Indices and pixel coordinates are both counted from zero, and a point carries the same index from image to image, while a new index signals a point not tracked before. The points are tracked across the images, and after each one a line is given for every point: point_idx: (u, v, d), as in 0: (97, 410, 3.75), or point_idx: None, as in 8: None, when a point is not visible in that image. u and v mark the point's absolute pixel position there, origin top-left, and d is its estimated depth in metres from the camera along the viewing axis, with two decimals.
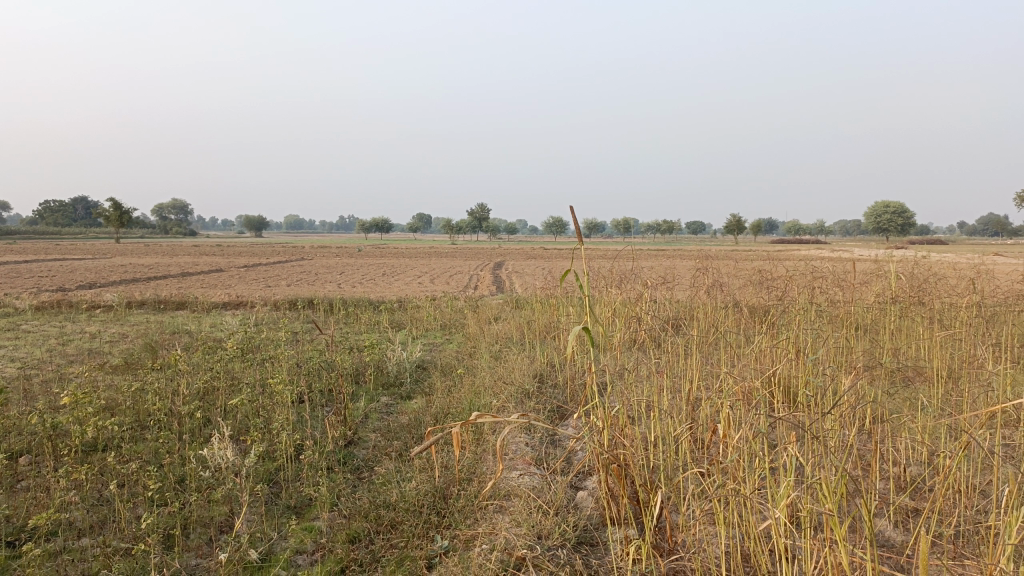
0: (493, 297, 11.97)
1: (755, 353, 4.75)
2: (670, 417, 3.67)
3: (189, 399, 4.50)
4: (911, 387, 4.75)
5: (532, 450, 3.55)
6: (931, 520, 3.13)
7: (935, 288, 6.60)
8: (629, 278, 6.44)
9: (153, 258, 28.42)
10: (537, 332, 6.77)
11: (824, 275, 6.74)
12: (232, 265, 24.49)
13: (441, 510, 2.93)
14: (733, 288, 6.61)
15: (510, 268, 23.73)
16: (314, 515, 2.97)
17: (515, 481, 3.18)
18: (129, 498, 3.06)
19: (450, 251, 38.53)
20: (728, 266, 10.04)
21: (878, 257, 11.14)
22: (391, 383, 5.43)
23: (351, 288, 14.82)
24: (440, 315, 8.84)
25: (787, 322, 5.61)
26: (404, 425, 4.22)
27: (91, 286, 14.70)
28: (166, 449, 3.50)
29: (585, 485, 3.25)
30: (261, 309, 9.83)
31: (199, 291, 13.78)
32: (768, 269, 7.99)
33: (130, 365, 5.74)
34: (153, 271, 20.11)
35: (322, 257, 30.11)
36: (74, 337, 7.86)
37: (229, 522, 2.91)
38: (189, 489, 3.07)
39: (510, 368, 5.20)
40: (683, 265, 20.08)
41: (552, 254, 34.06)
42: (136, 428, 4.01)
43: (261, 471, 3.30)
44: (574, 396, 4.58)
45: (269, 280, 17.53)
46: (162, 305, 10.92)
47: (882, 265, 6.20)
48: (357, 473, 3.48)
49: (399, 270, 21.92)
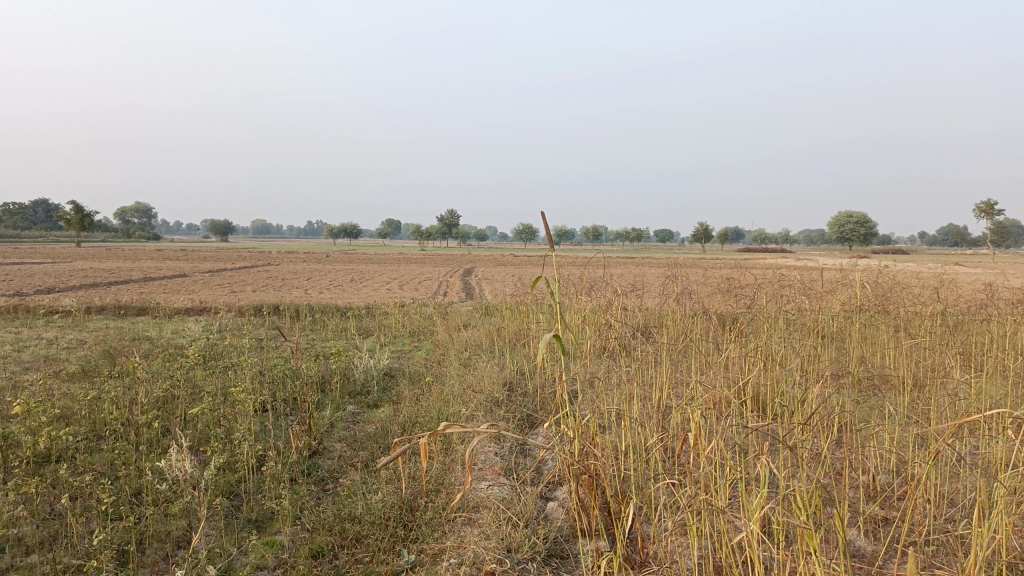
0: (462, 304, 11.89)
1: (725, 361, 4.74)
2: (641, 426, 3.63)
3: (148, 408, 4.37)
4: (877, 395, 4.78)
5: (501, 460, 3.50)
6: (900, 529, 3.12)
7: (900, 297, 6.68)
8: (599, 285, 6.42)
9: (115, 262, 27.87)
10: (506, 339, 6.71)
11: (792, 283, 6.78)
12: (197, 270, 24.09)
13: (408, 523, 2.85)
14: (702, 296, 6.62)
15: (480, 275, 23.66)
16: (276, 529, 2.88)
17: (485, 491, 3.12)
18: (83, 512, 2.94)
19: (419, 257, 38.29)
20: (696, 273, 10.09)
21: (844, 265, 11.26)
22: (358, 391, 5.33)
23: (318, 294, 14.63)
24: (409, 322, 8.75)
25: (756, 330, 5.63)
26: (371, 434, 4.13)
27: (50, 290, 14.33)
28: (122, 460, 3.38)
29: (556, 495, 3.19)
30: (225, 314, 9.65)
31: (162, 297, 13.52)
32: (737, 277, 8.02)
33: (88, 372, 5.57)
34: (115, 276, 19.70)
35: (289, 263, 29.75)
36: (30, 343, 7.63)
37: (187, 537, 2.81)
38: (146, 503, 2.96)
39: (479, 376, 5.13)
40: (652, 273, 20.17)
41: (522, 260, 34.04)
42: (91, 438, 3.87)
43: (221, 482, 3.20)
44: (544, 404, 4.53)
45: (234, 285, 17.26)
46: (123, 311, 10.66)
47: (849, 274, 6.25)
48: (322, 484, 3.38)
49: (368, 277, 21.73)
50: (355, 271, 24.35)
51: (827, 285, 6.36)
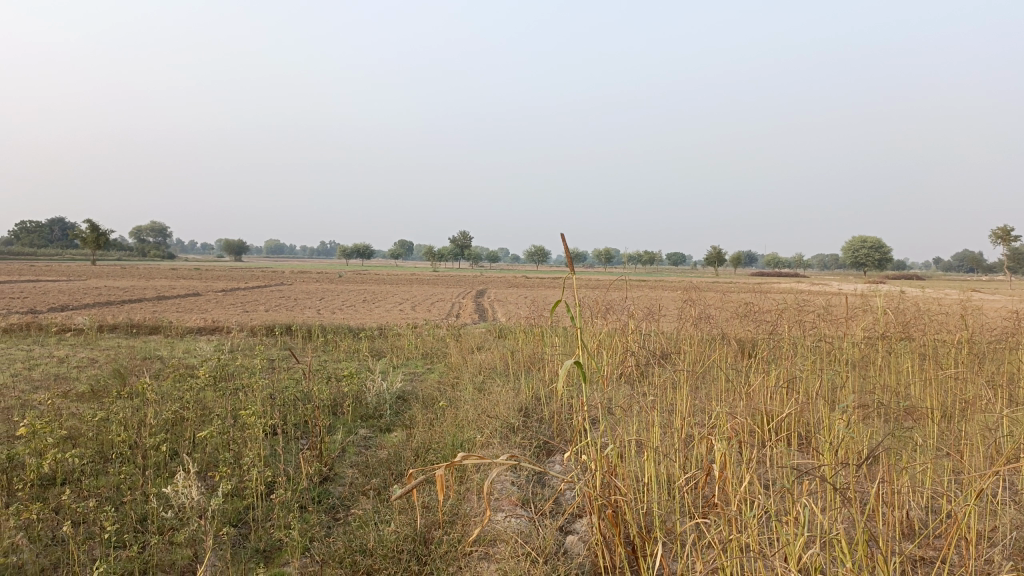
0: (475, 326, 11.78)
1: (747, 389, 4.60)
2: (664, 458, 3.51)
3: (156, 430, 4.28)
4: (905, 424, 4.62)
5: (518, 489, 3.38)
6: (939, 570, 2.97)
7: (925, 324, 6.51)
8: (615, 308, 6.30)
9: (129, 280, 28.06)
10: (521, 363, 6.59)
11: (812, 309, 6.64)
12: (209, 289, 24.10)
13: (422, 556, 2.74)
14: (721, 320, 6.49)
15: (492, 296, 23.55)
16: (284, 560, 2.76)
17: (501, 523, 3.00)
18: (86, 538, 2.83)
19: (432, 278, 38.31)
20: (713, 298, 9.94)
21: (863, 290, 11.07)
22: (370, 414, 5.22)
23: (330, 315, 14.58)
24: (421, 344, 8.64)
25: (777, 356, 5.49)
26: (384, 460, 4.02)
27: (63, 308, 14.33)
28: (128, 485, 3.28)
29: (575, 529, 3.07)
30: (237, 335, 9.57)
31: (174, 316, 13.49)
32: (755, 301, 7.88)
33: (96, 392, 5.49)
34: (128, 294, 19.71)
35: (301, 283, 29.74)
36: (41, 361, 7.57)
37: (193, 567, 2.70)
38: (150, 531, 2.86)
39: (494, 401, 5.01)
40: (666, 297, 19.97)
41: (535, 283, 33.93)
42: (98, 459, 3.78)
43: (229, 510, 3.09)
44: (561, 431, 4.40)
45: (247, 305, 17.22)
46: (135, 330, 10.61)
47: (874, 299, 6.10)
48: (332, 513, 3.28)
49: (381, 297, 21.72)
50: (368, 291, 24.30)
51: (850, 310, 6.22)
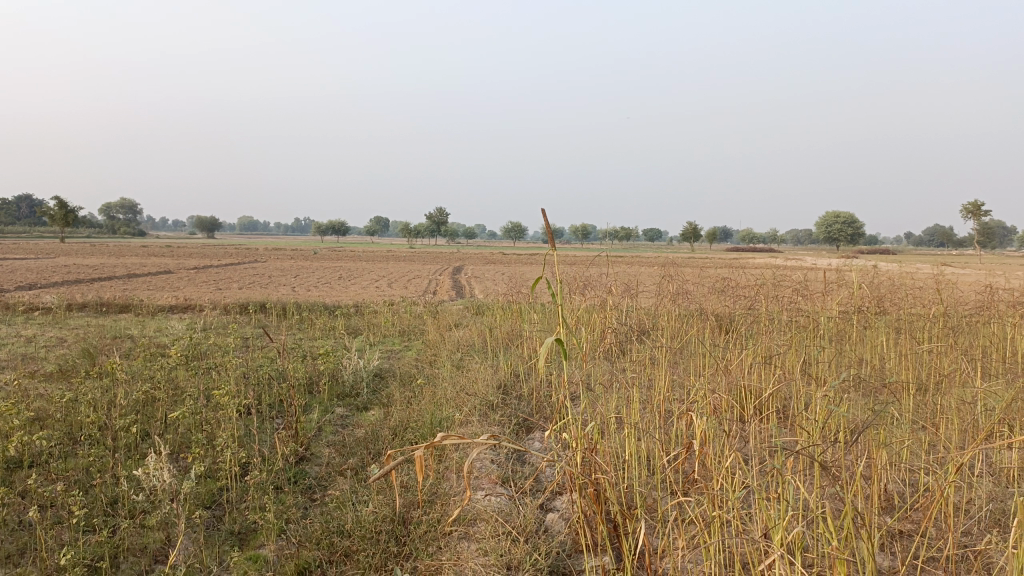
0: (453, 303, 11.71)
1: (725, 365, 4.60)
2: (644, 435, 3.49)
3: (128, 410, 4.19)
4: (881, 398, 4.66)
5: (498, 467, 3.35)
6: (917, 542, 2.98)
7: (900, 298, 6.56)
8: (594, 285, 6.26)
9: (99, 258, 27.58)
10: (499, 340, 6.54)
11: (790, 284, 6.66)
12: (182, 266, 23.72)
13: (401, 536, 2.70)
14: (698, 296, 6.49)
15: (469, 273, 23.42)
16: (259, 542, 2.71)
17: (481, 502, 2.97)
18: (54, 523, 2.75)
19: (407, 254, 38.16)
20: (690, 273, 9.93)
21: (838, 265, 11.13)
22: (347, 393, 5.15)
23: (305, 292, 14.41)
24: (398, 321, 8.56)
25: (755, 331, 5.50)
26: (362, 439, 3.97)
27: (30, 287, 14.04)
28: (97, 468, 3.20)
29: (555, 507, 3.05)
30: (210, 313, 9.42)
31: (146, 294, 13.28)
32: (733, 277, 7.89)
33: (64, 372, 5.37)
34: (97, 272, 19.33)
35: (276, 260, 29.37)
36: (8, 341, 7.40)
37: (165, 550, 2.64)
38: (120, 515, 2.79)
39: (472, 378, 4.97)
40: (644, 273, 20.01)
41: (511, 259, 33.89)
42: (67, 441, 3.69)
43: (202, 491, 3.02)
44: (540, 409, 4.36)
45: (220, 282, 16.98)
46: (105, 308, 10.41)
47: (851, 274, 6.12)
48: (309, 493, 3.23)
49: (357, 274, 21.56)
50: (343, 269, 24.07)
51: (827, 285, 6.24)
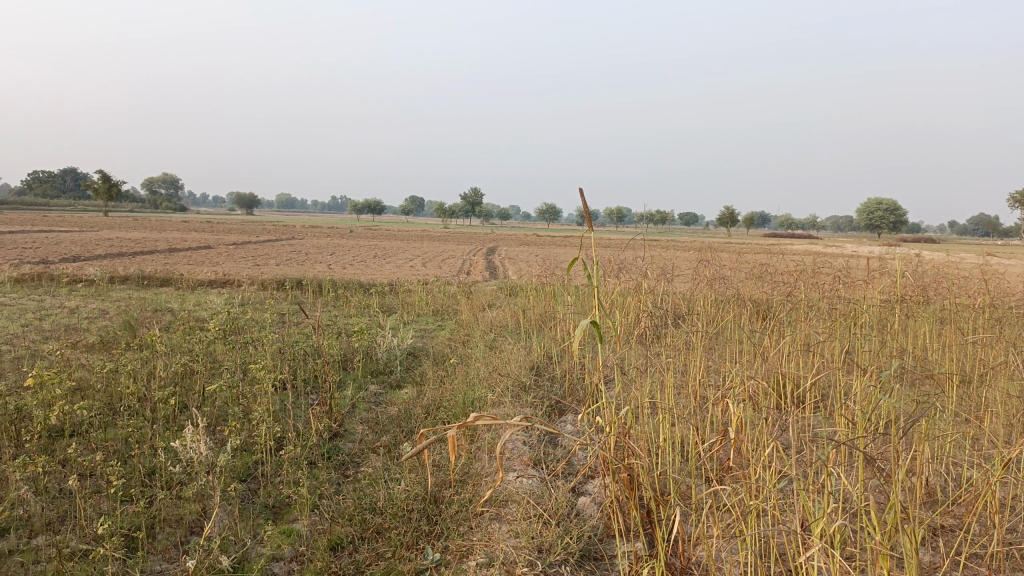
0: (486, 284, 11.71)
1: (762, 352, 4.52)
2: (679, 420, 3.45)
3: (166, 383, 4.25)
4: (924, 388, 4.55)
5: (530, 449, 3.34)
6: (960, 539, 2.91)
7: (945, 287, 6.39)
8: (629, 268, 6.20)
9: (141, 232, 28.10)
10: (532, 321, 6.52)
11: (830, 271, 6.52)
12: (221, 242, 24.06)
13: (433, 515, 2.70)
14: (735, 281, 6.38)
15: (503, 254, 23.41)
16: (292, 517, 2.73)
17: (512, 484, 2.96)
18: (93, 492, 2.81)
19: (442, 234, 38.28)
20: (727, 258, 9.79)
21: (881, 252, 10.88)
22: (380, 370, 5.18)
23: (340, 270, 14.51)
24: (432, 300, 8.58)
25: (794, 318, 5.39)
26: (394, 417, 3.99)
27: (74, 259, 14.36)
28: (136, 439, 3.26)
29: (587, 491, 3.03)
30: (247, 288, 9.54)
31: (185, 268, 13.49)
32: (772, 263, 7.75)
33: (106, 343, 5.48)
34: (139, 246, 19.69)
35: (313, 237, 29.64)
36: (52, 312, 7.57)
37: (200, 522, 2.68)
38: (157, 487, 2.83)
39: (505, 359, 4.96)
40: (680, 257, 19.80)
41: (546, 240, 33.85)
42: (107, 411, 3.76)
43: (237, 465, 3.06)
44: (573, 391, 4.34)
45: (258, 258, 17.19)
46: (146, 281, 10.60)
47: (895, 262, 5.96)
48: (342, 469, 3.25)
49: (392, 252, 21.68)
50: (378, 247, 24.21)
51: (870, 272, 6.09)
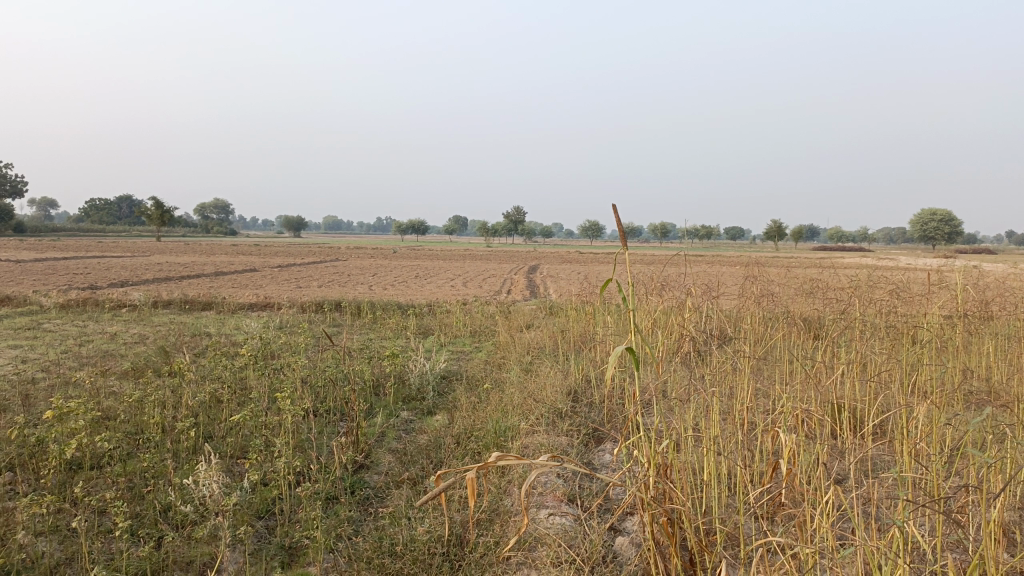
0: (526, 303, 11.53)
1: (813, 375, 4.25)
2: (725, 452, 3.20)
3: (193, 412, 4.16)
4: (992, 412, 4.21)
5: (564, 483, 3.13)
6: None
7: (1010, 304, 6.00)
8: (672, 285, 5.95)
9: (190, 256, 28.73)
10: (570, 342, 6.31)
11: (885, 287, 6.18)
12: (266, 265, 24.34)
13: (457, 558, 2.51)
14: (783, 299, 6.10)
15: (544, 271, 23.19)
16: (308, 560, 2.57)
17: (544, 523, 2.75)
18: (103, 532, 2.69)
19: (485, 253, 38.30)
20: (774, 273, 9.45)
21: (939, 264, 10.41)
22: (413, 396, 5.03)
23: (381, 291, 14.50)
24: (470, 322, 8.42)
25: (848, 337, 5.09)
26: (424, 446, 3.82)
27: (122, 284, 14.63)
28: (154, 473, 3.15)
29: (625, 530, 2.81)
30: (286, 311, 9.54)
31: (229, 291, 13.61)
32: (822, 278, 7.42)
33: (138, 369, 5.44)
34: (187, 270, 20.08)
35: (356, 259, 29.83)
36: (93, 337, 7.62)
37: (211, 565, 2.53)
38: (168, 527, 2.69)
39: (541, 384, 4.76)
40: (725, 273, 19.34)
41: (588, 257, 33.68)
42: (130, 443, 3.66)
43: (255, 501, 2.92)
44: (612, 418, 4.11)
45: (300, 280, 17.28)
46: (188, 305, 10.68)
47: (956, 276, 5.61)
48: (366, 505, 3.08)
49: (434, 272, 21.70)
50: (420, 267, 24.21)
51: (928, 288, 5.75)
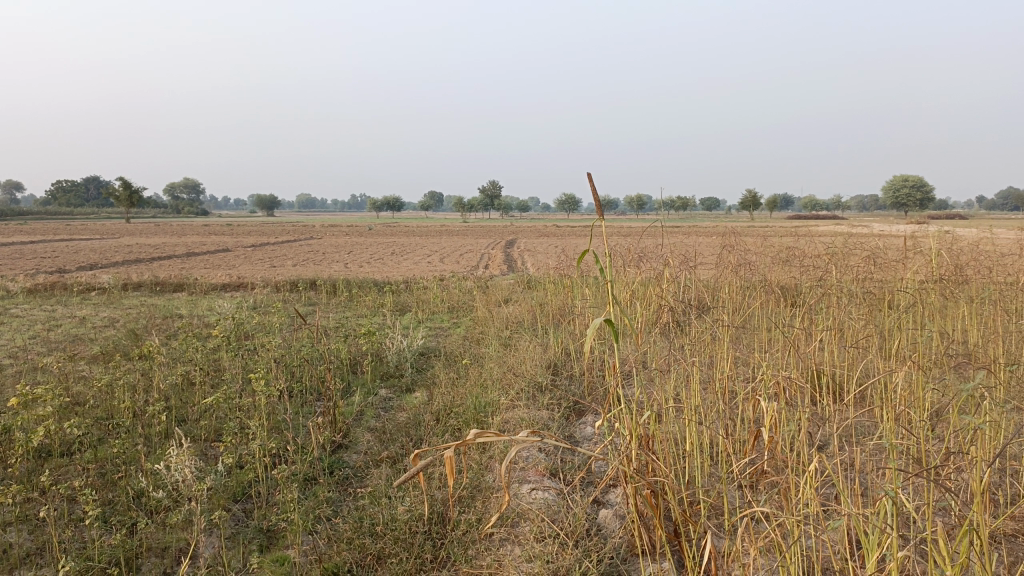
0: (504, 277, 11.46)
1: (793, 342, 4.24)
2: (707, 422, 3.18)
3: (165, 395, 4.06)
4: (968, 375, 4.24)
5: (546, 457, 3.10)
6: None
7: (984, 268, 6.05)
8: (649, 256, 5.92)
9: (159, 238, 28.25)
10: (549, 316, 6.27)
11: (861, 253, 6.20)
12: (240, 244, 23.98)
13: (439, 536, 2.47)
14: (761, 268, 6.09)
15: (522, 246, 23.06)
16: (286, 543, 2.51)
17: (526, 498, 2.72)
18: (73, 521, 2.61)
19: (461, 228, 38.15)
20: (751, 242, 9.46)
21: (913, 231, 10.46)
22: (391, 373, 4.97)
23: (357, 269, 14.38)
24: (448, 297, 8.35)
25: (825, 304, 5.09)
26: (403, 424, 3.77)
27: (91, 267, 14.36)
28: (126, 459, 3.08)
29: (608, 502, 2.79)
30: (260, 291, 9.40)
31: (201, 272, 13.40)
32: (799, 246, 7.42)
33: (108, 352, 5.32)
34: (158, 251, 19.75)
35: (330, 236, 29.54)
36: (62, 322, 7.44)
37: (187, 551, 2.46)
38: (141, 514, 2.62)
39: (520, 358, 4.71)
40: (700, 244, 19.42)
41: (565, 230, 33.73)
42: (101, 429, 3.57)
43: (231, 484, 2.86)
44: (592, 390, 4.08)
45: (274, 260, 17.05)
46: (160, 287, 10.49)
47: (931, 241, 5.63)
48: (345, 485, 3.03)
49: (410, 249, 21.54)
50: (396, 244, 24.03)
51: (903, 253, 5.77)
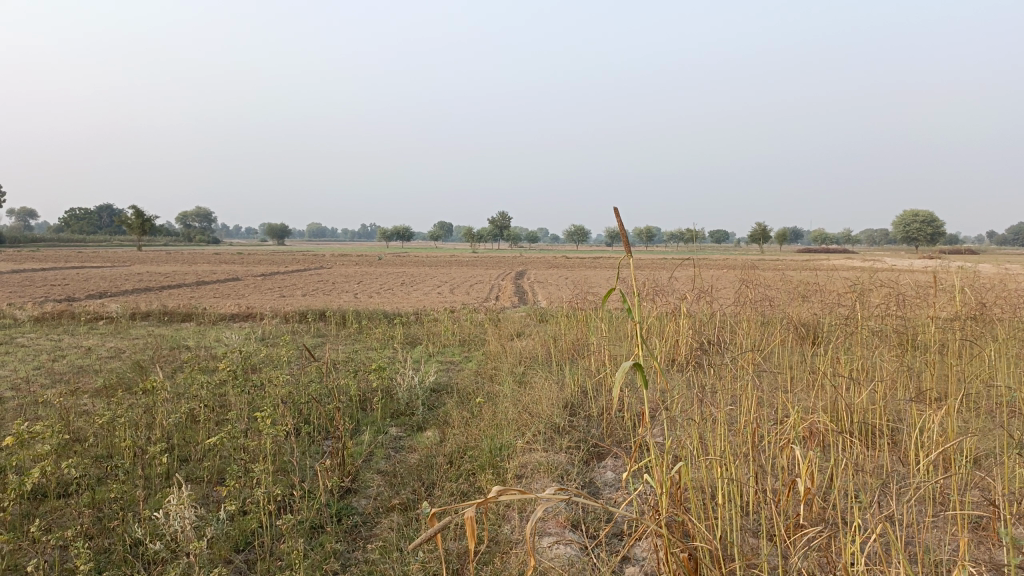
0: (515, 310, 11.32)
1: (820, 383, 4.06)
2: (736, 470, 3.00)
3: (168, 433, 3.91)
4: (1004, 419, 4.04)
5: (566, 508, 2.92)
6: None
7: (1011, 305, 5.86)
8: (667, 291, 5.77)
9: (169, 266, 28.27)
10: (563, 352, 6.10)
11: (884, 289, 6.02)
12: (249, 274, 23.95)
13: None
14: (781, 304, 5.93)
15: (532, 277, 22.85)
16: None
17: (548, 553, 2.55)
18: (65, 573, 2.45)
19: (470, 259, 38.12)
20: (768, 277, 9.29)
21: (934, 268, 10.25)
22: (401, 411, 4.81)
23: (366, 299, 14.27)
24: (459, 330, 8.20)
25: (850, 343, 4.92)
26: (415, 466, 3.60)
27: (100, 295, 14.28)
28: (124, 504, 2.92)
29: (635, 558, 2.61)
30: (269, 322, 9.28)
31: (210, 301, 13.31)
32: (818, 281, 7.26)
33: (111, 385, 5.19)
34: (167, 280, 19.74)
35: (340, 266, 29.54)
36: (68, 352, 7.32)
37: None
38: (136, 567, 2.46)
39: (535, 396, 4.54)
40: (712, 277, 19.28)
41: (574, 261, 33.69)
42: (100, 470, 3.42)
43: (233, 533, 2.70)
44: (612, 433, 3.90)
45: (283, 290, 16.95)
46: (168, 317, 10.38)
47: (957, 277, 5.46)
48: (354, 533, 2.86)
49: (421, 279, 21.45)
50: (406, 275, 23.96)
51: (929, 289, 5.60)
